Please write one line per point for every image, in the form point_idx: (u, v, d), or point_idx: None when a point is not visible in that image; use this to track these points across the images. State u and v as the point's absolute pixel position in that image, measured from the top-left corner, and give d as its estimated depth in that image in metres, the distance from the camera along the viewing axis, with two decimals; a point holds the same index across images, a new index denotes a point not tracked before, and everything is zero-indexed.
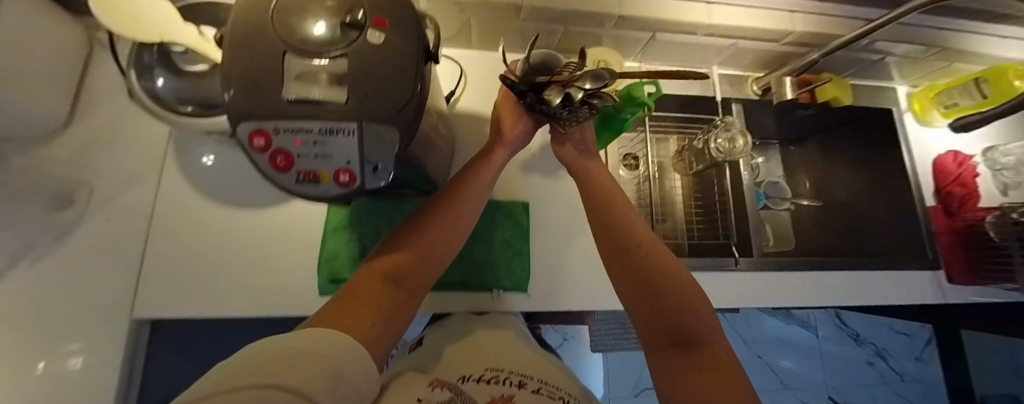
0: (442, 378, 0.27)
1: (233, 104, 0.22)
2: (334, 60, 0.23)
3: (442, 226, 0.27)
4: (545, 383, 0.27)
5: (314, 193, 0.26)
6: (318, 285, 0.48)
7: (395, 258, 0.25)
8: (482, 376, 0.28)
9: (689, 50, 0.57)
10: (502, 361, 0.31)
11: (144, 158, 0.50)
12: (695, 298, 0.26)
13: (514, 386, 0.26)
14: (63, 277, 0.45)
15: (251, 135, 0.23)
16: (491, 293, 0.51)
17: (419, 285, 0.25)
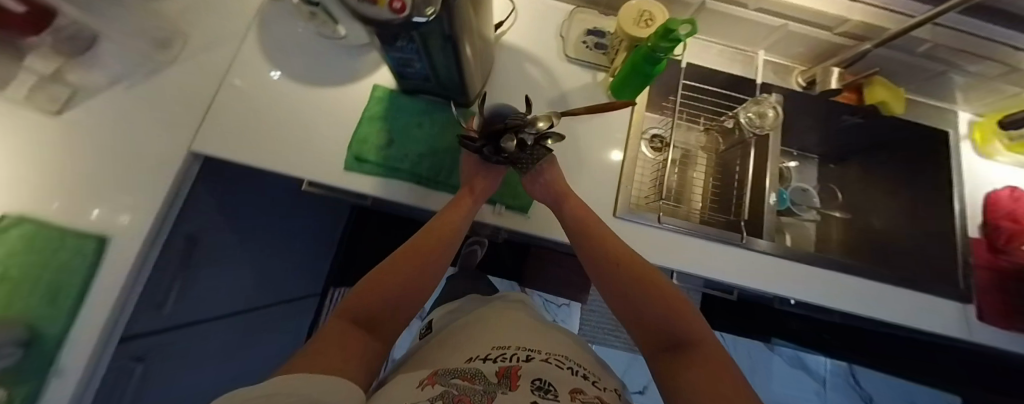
0: (453, 360, 0.31)
1: None
2: None
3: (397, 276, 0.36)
4: (554, 356, 0.32)
5: (370, 17, 0.31)
6: (345, 161, 0.52)
7: (355, 312, 0.32)
8: (490, 355, 0.31)
9: (738, 25, 0.58)
10: (505, 342, 0.34)
11: (230, 26, 0.58)
12: (678, 305, 0.31)
13: (522, 358, 0.30)
14: (144, 105, 0.53)
15: None
16: (493, 207, 0.54)
17: (377, 325, 0.32)
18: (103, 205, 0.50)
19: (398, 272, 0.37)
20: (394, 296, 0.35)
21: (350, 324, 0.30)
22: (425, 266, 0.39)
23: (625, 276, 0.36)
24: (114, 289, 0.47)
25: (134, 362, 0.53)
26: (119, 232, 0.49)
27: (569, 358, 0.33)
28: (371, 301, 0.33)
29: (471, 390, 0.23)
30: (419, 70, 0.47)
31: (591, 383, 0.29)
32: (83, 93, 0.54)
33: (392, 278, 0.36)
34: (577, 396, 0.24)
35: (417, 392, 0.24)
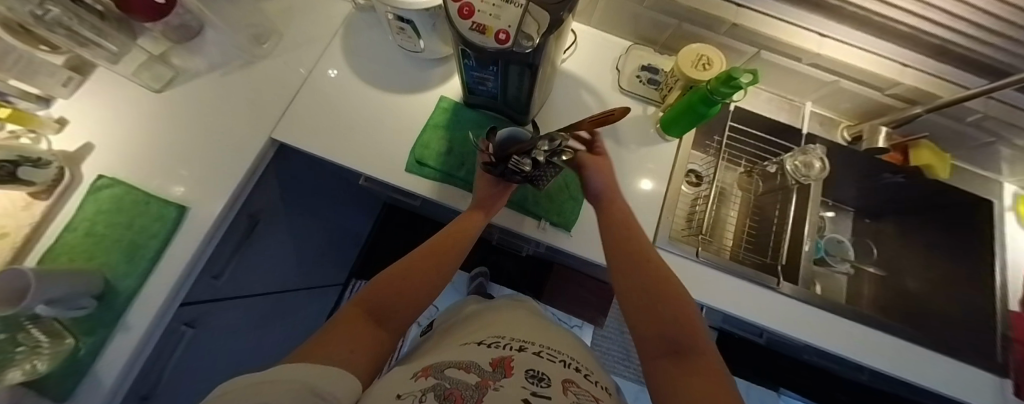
0: (447, 350, 0.29)
1: None
2: None
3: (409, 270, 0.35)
4: (547, 349, 0.29)
5: (476, 44, 0.36)
6: (407, 162, 0.57)
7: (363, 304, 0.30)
8: (485, 341, 0.29)
9: (788, 76, 0.61)
10: (503, 331, 0.33)
11: (318, 30, 0.65)
12: (683, 306, 0.28)
13: (513, 349, 0.27)
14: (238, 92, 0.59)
15: None
16: (538, 222, 0.57)
17: (389, 315, 0.31)
18: (186, 176, 0.55)
19: (405, 272, 0.36)
20: (401, 295, 0.34)
21: (353, 317, 0.29)
22: (432, 268, 0.38)
23: (634, 266, 0.34)
24: (185, 255, 0.51)
25: (183, 327, 0.56)
26: (197, 203, 0.54)
27: (564, 353, 0.30)
28: (377, 300, 0.31)
29: (468, 383, 0.20)
30: (490, 88, 0.51)
31: (589, 380, 0.27)
32: (183, 75, 0.60)
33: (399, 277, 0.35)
34: (570, 387, 0.22)
35: (409, 384, 0.21)
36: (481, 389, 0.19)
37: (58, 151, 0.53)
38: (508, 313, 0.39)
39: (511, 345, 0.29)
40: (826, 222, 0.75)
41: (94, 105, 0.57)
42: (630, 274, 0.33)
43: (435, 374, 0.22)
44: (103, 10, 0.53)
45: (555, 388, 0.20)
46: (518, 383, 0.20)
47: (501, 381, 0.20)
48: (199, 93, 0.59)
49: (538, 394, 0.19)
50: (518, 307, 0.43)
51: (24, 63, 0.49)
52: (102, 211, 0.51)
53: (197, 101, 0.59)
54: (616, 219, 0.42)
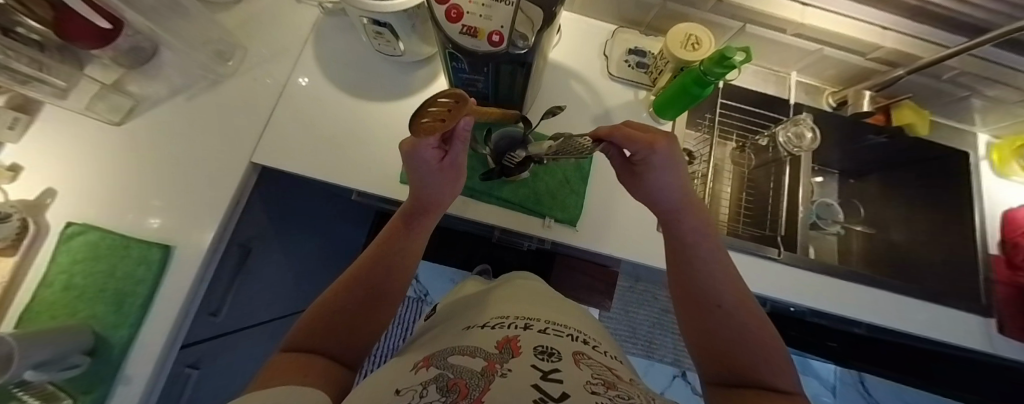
0: (450, 336, 0.26)
1: None
2: None
3: (360, 279, 0.36)
4: (552, 324, 0.26)
5: (468, 47, 0.35)
6: (401, 173, 0.55)
7: (318, 318, 0.31)
8: (489, 322, 0.26)
9: (773, 48, 0.61)
10: (515, 308, 0.30)
11: (285, 40, 0.61)
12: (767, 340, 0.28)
13: (520, 328, 0.24)
14: (206, 115, 0.55)
15: None
16: (543, 220, 0.56)
17: (344, 325, 0.32)
18: (162, 210, 0.51)
19: (362, 270, 0.36)
20: (354, 311, 0.33)
21: (310, 341, 0.29)
22: (388, 262, 0.38)
23: (716, 289, 0.32)
24: (181, 296, 0.49)
25: (187, 369, 0.54)
26: (182, 241, 0.50)
27: (574, 327, 0.28)
28: (326, 316, 0.32)
29: (472, 369, 0.17)
30: (480, 89, 0.49)
31: (602, 352, 0.25)
32: (144, 103, 0.55)
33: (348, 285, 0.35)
34: (583, 360, 0.19)
35: (408, 378, 0.18)
36: (487, 376, 0.15)
37: (17, 201, 0.49)
38: (514, 289, 0.36)
39: (518, 323, 0.26)
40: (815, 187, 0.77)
41: (52, 146, 0.52)
42: (698, 308, 0.32)
43: (437, 364, 0.19)
44: (41, 40, 0.47)
45: (567, 362, 0.18)
46: (526, 361, 0.17)
47: (508, 362, 0.17)
48: (165, 121, 0.55)
49: (547, 372, 0.16)
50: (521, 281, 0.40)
51: None
52: (77, 261, 0.48)
53: (164, 131, 0.54)
54: (702, 219, 0.37)
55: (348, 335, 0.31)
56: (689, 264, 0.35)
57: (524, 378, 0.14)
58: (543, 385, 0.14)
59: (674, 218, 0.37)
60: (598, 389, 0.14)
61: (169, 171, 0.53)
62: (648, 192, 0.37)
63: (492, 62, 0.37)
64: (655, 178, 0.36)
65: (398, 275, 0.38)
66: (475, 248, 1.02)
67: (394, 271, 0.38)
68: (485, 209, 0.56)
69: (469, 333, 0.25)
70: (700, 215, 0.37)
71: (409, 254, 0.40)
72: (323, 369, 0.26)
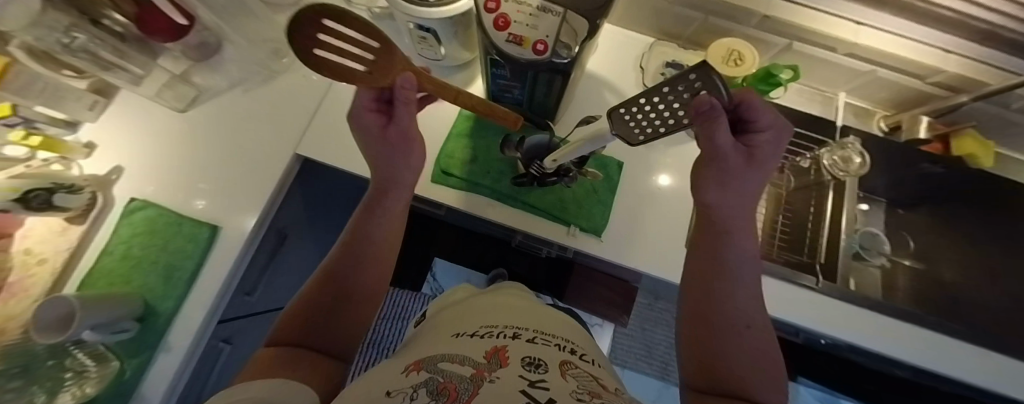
0: (434, 343, 0.24)
1: None
2: None
3: (336, 273, 0.37)
4: (540, 332, 0.26)
5: (512, 55, 0.36)
6: (433, 173, 0.57)
7: (298, 315, 0.34)
8: (477, 331, 0.25)
9: (821, 67, 0.58)
10: (511, 318, 0.28)
11: None
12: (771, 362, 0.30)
13: (508, 336, 0.24)
14: (258, 107, 0.59)
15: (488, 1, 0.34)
16: (567, 228, 0.56)
17: (325, 322, 0.34)
18: (211, 192, 0.55)
19: (337, 263, 0.38)
20: (333, 305, 0.35)
21: (294, 337, 0.31)
22: (362, 251, 0.39)
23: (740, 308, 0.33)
24: (220, 275, 0.52)
25: (221, 343, 0.58)
26: (228, 222, 0.54)
27: (558, 334, 0.27)
28: (307, 312, 0.34)
29: (461, 375, 0.16)
30: (516, 95, 0.51)
31: (586, 360, 0.24)
32: (205, 93, 0.60)
33: (325, 281, 0.37)
34: (569, 370, 0.19)
35: (397, 380, 0.16)
36: (476, 382, 0.15)
37: (90, 176, 0.54)
38: (504, 300, 0.34)
39: (507, 331, 0.25)
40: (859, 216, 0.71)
41: (122, 128, 0.57)
42: (712, 319, 0.32)
43: (428, 366, 0.18)
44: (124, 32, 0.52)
45: (554, 373, 0.17)
46: (515, 371, 0.16)
47: (497, 371, 0.16)
48: (221, 111, 0.59)
49: (535, 382, 0.15)
50: (511, 291, 0.39)
51: (50, 90, 0.49)
52: (136, 234, 0.52)
53: (219, 120, 0.58)
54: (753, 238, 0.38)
55: (328, 330, 0.33)
56: (727, 276, 0.35)
57: (511, 385, 0.14)
58: (531, 392, 0.13)
59: (736, 228, 0.36)
60: (583, 396, 0.14)
61: (221, 157, 0.57)
62: (734, 188, 0.36)
63: (533, 69, 0.38)
64: (751, 172, 0.36)
65: (374, 266, 0.40)
66: (492, 251, 1.03)
67: (370, 262, 0.39)
68: (511, 212, 0.56)
69: (454, 340, 0.23)
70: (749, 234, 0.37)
71: (387, 243, 0.41)
72: (311, 362, 0.29)
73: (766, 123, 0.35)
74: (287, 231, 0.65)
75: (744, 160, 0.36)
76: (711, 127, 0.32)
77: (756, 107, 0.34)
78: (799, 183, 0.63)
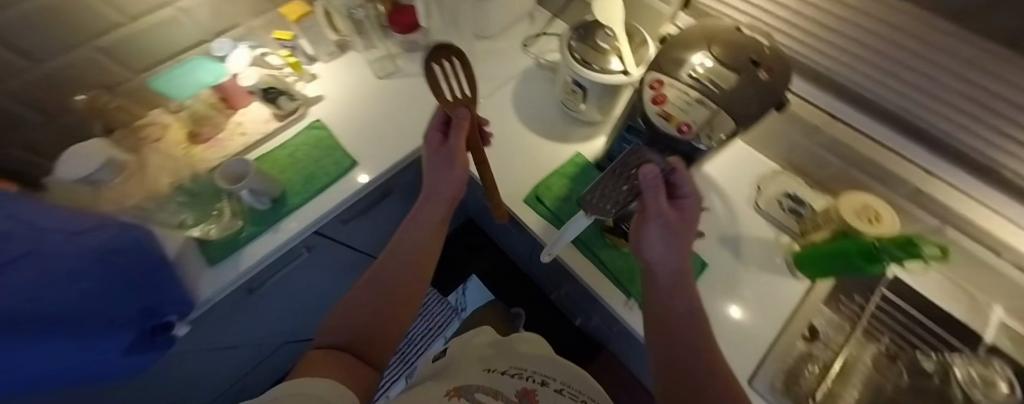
0: (474, 370, 0.32)
1: (659, 67, 0.43)
2: (728, 72, 0.39)
3: (373, 283, 0.46)
4: (566, 386, 0.33)
5: (656, 126, 0.42)
6: (528, 194, 0.63)
7: (340, 325, 0.41)
8: (508, 370, 0.32)
9: (982, 268, 0.51)
10: (522, 362, 0.36)
11: (500, 69, 0.79)
12: None
13: (537, 383, 0.31)
14: (426, 95, 0.76)
15: (653, 82, 0.42)
16: (625, 299, 0.55)
17: (361, 327, 0.41)
18: (365, 137, 0.70)
19: (375, 275, 0.47)
20: (371, 309, 0.43)
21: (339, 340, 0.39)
22: (399, 262, 0.48)
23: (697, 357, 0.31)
24: (337, 199, 0.64)
25: (303, 249, 0.68)
26: (363, 163, 0.68)
27: (569, 383, 0.34)
28: (353, 315, 0.42)
29: None
30: None
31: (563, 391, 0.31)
32: (398, 72, 0.77)
33: (365, 290, 0.45)
34: None
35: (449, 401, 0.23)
36: None
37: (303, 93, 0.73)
38: (529, 339, 0.46)
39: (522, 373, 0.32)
40: None
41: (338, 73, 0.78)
42: (674, 378, 0.31)
43: (467, 398, 0.23)
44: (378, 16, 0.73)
45: None
46: None
47: None
48: (402, 89, 0.76)
49: None
50: (531, 341, 0.45)
51: None
52: (307, 143, 0.68)
53: (398, 93, 0.76)
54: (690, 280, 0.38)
55: (367, 334, 0.41)
56: (671, 326, 0.35)
57: None
58: None
59: (677, 279, 0.38)
60: None
61: (386, 118, 0.73)
62: (680, 247, 0.38)
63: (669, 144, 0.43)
64: (685, 228, 0.38)
65: (410, 269, 0.48)
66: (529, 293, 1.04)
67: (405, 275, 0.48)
68: (579, 258, 0.58)
69: (492, 375, 0.31)
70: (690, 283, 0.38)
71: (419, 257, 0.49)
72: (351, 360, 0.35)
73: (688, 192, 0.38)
74: (393, 189, 0.77)
75: (679, 216, 0.39)
76: (654, 189, 0.37)
77: (682, 171, 0.38)
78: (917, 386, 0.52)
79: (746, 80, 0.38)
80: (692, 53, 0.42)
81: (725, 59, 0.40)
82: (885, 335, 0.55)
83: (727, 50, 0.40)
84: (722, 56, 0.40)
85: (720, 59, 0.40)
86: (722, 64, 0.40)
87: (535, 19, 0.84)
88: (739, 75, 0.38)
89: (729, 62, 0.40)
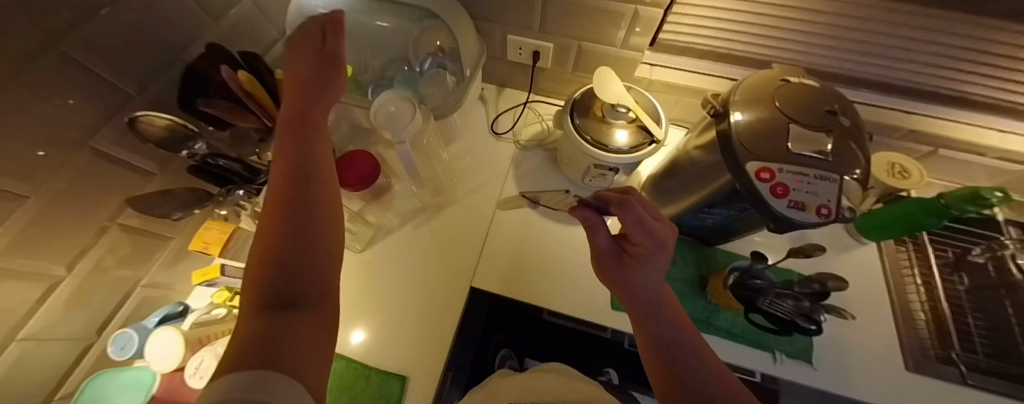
0: None
1: (740, 135, 0.38)
2: (823, 139, 0.37)
3: (268, 203, 0.29)
4: None
5: (794, 221, 0.35)
6: (614, 299, 0.56)
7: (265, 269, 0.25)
8: None
9: (968, 168, 0.63)
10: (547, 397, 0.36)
11: (488, 169, 0.68)
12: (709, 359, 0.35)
13: None
14: (430, 239, 0.60)
15: (759, 171, 0.36)
16: (772, 355, 0.51)
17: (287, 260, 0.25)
18: (394, 335, 0.53)
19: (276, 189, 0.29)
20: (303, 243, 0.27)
21: (273, 278, 0.24)
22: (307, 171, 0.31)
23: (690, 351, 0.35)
24: None
25: None
26: (413, 373, 0.50)
27: None
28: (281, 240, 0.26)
29: None
30: (706, 224, 0.53)
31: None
32: (380, 231, 0.61)
33: (279, 207, 0.28)
34: None
35: None
36: None
37: None
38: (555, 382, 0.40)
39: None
40: None
41: None
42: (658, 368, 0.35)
43: None
44: None
45: None
46: None
47: None
48: (397, 251, 0.59)
49: None
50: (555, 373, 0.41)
51: (256, 245, 0.54)
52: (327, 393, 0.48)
53: (393, 260, 0.58)
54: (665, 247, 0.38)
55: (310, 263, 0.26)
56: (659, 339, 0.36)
57: None
58: None
59: (652, 312, 0.38)
60: None
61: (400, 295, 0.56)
62: (634, 283, 0.40)
63: (798, 227, 0.37)
64: (648, 273, 0.39)
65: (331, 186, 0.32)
66: None
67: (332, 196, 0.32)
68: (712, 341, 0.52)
69: None
70: (663, 252, 0.39)
71: (320, 111, 0.37)
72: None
73: (647, 240, 0.38)
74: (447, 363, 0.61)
75: (616, 249, 0.42)
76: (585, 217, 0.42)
77: (630, 203, 0.38)
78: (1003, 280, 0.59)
79: (838, 142, 0.37)
80: (768, 117, 0.38)
81: (811, 126, 0.37)
82: (949, 250, 0.62)
83: (799, 112, 0.38)
84: (806, 119, 0.38)
85: (804, 123, 0.38)
86: (807, 124, 0.38)
87: (485, 98, 0.75)
88: (831, 137, 0.37)
89: (815, 128, 0.37)
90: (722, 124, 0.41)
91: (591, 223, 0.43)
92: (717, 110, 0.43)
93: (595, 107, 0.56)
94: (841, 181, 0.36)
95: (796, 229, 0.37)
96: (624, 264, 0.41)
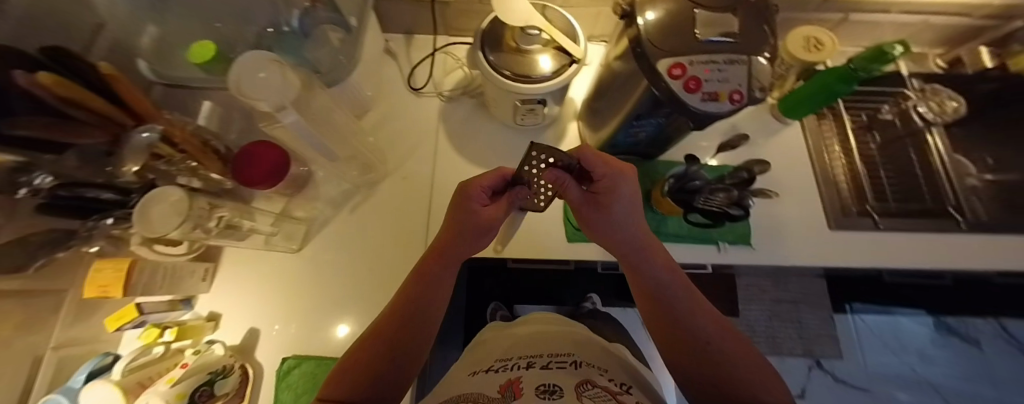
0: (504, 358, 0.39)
1: (648, 32, 0.35)
2: (728, 21, 0.35)
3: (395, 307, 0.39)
4: (550, 357, 0.36)
5: (710, 113, 0.35)
6: (568, 233, 0.56)
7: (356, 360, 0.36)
8: (494, 366, 0.35)
9: (874, 29, 0.66)
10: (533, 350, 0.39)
11: (416, 131, 0.61)
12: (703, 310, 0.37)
13: (523, 368, 0.34)
14: (371, 221, 0.56)
15: (671, 68, 0.34)
16: (717, 246, 0.55)
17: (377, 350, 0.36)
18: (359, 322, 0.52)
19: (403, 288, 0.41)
20: (392, 340, 0.37)
21: (379, 358, 0.36)
22: (433, 265, 0.42)
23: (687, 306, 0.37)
24: None
25: None
26: None
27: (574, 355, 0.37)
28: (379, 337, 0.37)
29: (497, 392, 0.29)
30: (640, 138, 0.52)
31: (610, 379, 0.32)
32: (313, 224, 0.56)
33: (407, 291, 0.40)
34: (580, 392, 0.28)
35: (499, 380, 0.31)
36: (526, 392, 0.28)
37: (229, 347, 0.49)
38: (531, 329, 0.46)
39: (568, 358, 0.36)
40: (939, 113, 0.63)
41: (240, 289, 0.53)
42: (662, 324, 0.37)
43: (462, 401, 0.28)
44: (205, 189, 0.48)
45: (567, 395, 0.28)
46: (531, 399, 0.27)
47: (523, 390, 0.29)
48: (337, 242, 0.55)
49: None
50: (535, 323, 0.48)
51: (170, 273, 0.48)
52: (300, 396, 0.47)
53: (337, 250, 0.55)
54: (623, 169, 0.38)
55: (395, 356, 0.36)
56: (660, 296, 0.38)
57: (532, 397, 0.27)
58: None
59: (641, 257, 0.40)
60: None
61: (353, 283, 0.54)
62: (616, 225, 0.39)
63: (716, 119, 0.37)
64: (621, 212, 0.39)
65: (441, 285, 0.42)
66: None
67: (436, 289, 0.41)
68: None
69: (474, 378, 0.34)
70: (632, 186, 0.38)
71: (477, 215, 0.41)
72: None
73: (608, 174, 0.37)
74: None
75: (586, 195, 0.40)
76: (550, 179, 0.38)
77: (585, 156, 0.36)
78: (906, 129, 0.65)
79: (743, 22, 0.36)
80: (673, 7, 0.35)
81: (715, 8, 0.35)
82: (863, 114, 0.66)
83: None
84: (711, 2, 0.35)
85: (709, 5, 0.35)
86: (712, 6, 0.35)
87: (394, 51, 0.66)
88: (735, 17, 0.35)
89: (720, 9, 0.35)
90: (631, 25, 0.38)
91: (560, 183, 0.38)
92: (625, 9, 0.39)
93: (507, 35, 0.50)
94: (749, 62, 0.35)
95: (715, 121, 0.36)
96: (600, 209, 0.39)
